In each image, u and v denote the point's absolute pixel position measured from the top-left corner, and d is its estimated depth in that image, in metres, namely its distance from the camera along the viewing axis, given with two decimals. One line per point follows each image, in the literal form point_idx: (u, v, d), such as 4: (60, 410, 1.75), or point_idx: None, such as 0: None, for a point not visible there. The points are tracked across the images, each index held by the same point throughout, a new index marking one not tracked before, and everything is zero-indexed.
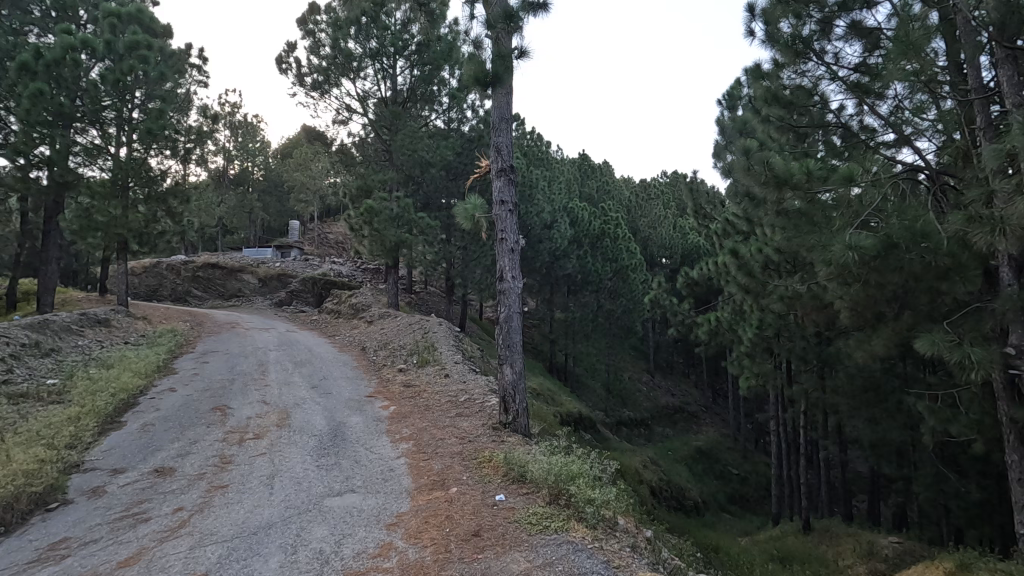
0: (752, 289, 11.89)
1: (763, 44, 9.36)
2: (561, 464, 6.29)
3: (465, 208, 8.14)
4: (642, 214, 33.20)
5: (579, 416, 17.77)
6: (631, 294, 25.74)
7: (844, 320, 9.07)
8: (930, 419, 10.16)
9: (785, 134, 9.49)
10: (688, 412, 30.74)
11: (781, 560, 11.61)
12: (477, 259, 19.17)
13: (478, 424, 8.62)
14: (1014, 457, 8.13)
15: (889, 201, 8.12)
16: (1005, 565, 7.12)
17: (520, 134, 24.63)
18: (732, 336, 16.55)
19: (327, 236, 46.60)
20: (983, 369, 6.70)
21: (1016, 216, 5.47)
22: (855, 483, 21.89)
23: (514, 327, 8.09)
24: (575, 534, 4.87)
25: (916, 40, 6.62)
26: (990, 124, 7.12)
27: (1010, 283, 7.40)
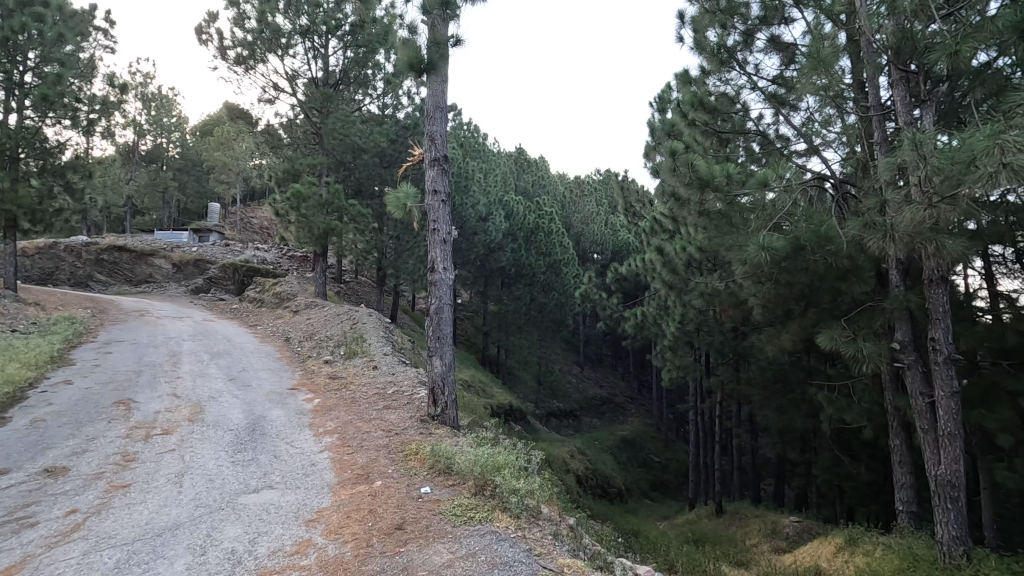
0: (676, 285, 12.46)
1: (691, 51, 9.78)
2: (487, 456, 6.32)
3: (397, 196, 7.97)
4: (575, 210, 33.80)
5: (509, 408, 17.97)
6: (563, 289, 26.22)
7: (757, 315, 9.73)
8: (829, 408, 11.09)
9: (709, 139, 9.92)
10: (614, 403, 31.86)
11: (695, 541, 12.33)
12: (410, 250, 18.83)
13: (405, 416, 8.51)
14: (897, 442, 9.01)
15: (799, 206, 8.72)
16: (887, 539, 7.91)
17: (457, 124, 24.39)
18: (657, 330, 17.27)
19: (250, 221, 44.19)
20: (873, 361, 7.37)
21: (904, 224, 5.98)
22: (764, 468, 23.55)
23: (445, 318, 8.05)
24: (499, 524, 4.92)
25: (826, 58, 7.11)
26: (885, 140, 7.82)
27: (899, 285, 8.17)
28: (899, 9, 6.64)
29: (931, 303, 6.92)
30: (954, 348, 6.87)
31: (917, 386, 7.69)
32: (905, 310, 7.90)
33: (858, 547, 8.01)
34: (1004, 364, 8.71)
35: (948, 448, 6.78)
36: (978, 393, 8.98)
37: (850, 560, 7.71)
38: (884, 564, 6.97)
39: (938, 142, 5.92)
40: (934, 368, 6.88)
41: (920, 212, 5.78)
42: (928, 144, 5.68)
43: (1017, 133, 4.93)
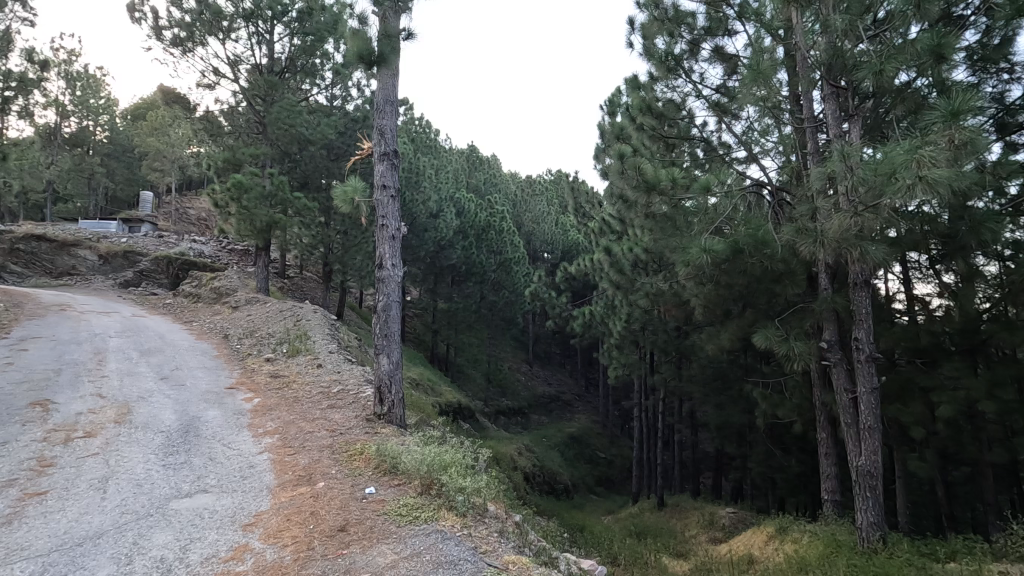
0: (623, 285, 12.77)
1: (640, 57, 10.03)
2: (433, 455, 6.27)
3: (344, 190, 7.78)
4: (527, 209, 33.99)
5: (458, 406, 17.89)
6: (513, 287, 26.31)
7: (698, 315, 10.10)
8: (763, 404, 11.67)
9: (656, 143, 10.21)
10: (562, 400, 32.30)
11: (638, 533, 12.69)
12: (358, 245, 18.25)
13: (351, 415, 8.33)
14: (823, 435, 9.56)
15: (738, 211, 9.13)
16: (813, 527, 8.40)
17: (408, 119, 24.02)
18: (605, 329, 17.62)
19: (186, 211, 41.96)
20: (803, 360, 7.80)
21: (832, 231, 6.35)
22: (704, 462, 24.50)
23: (392, 316, 7.92)
24: (444, 523, 4.89)
25: (766, 70, 7.46)
26: (817, 150, 8.28)
27: (827, 288, 8.68)
28: (832, 28, 7.05)
29: (854, 305, 7.39)
30: (874, 347, 7.36)
31: (841, 383, 8.18)
32: (832, 312, 8.39)
33: (787, 535, 8.48)
34: (918, 362, 9.43)
35: (868, 440, 7.26)
36: (894, 389, 9.69)
37: (780, 548, 8.14)
38: (811, 550, 7.39)
39: (863, 154, 6.34)
40: (857, 366, 7.35)
41: (847, 220, 6.19)
42: (855, 156, 6.09)
43: (932, 149, 5.35)
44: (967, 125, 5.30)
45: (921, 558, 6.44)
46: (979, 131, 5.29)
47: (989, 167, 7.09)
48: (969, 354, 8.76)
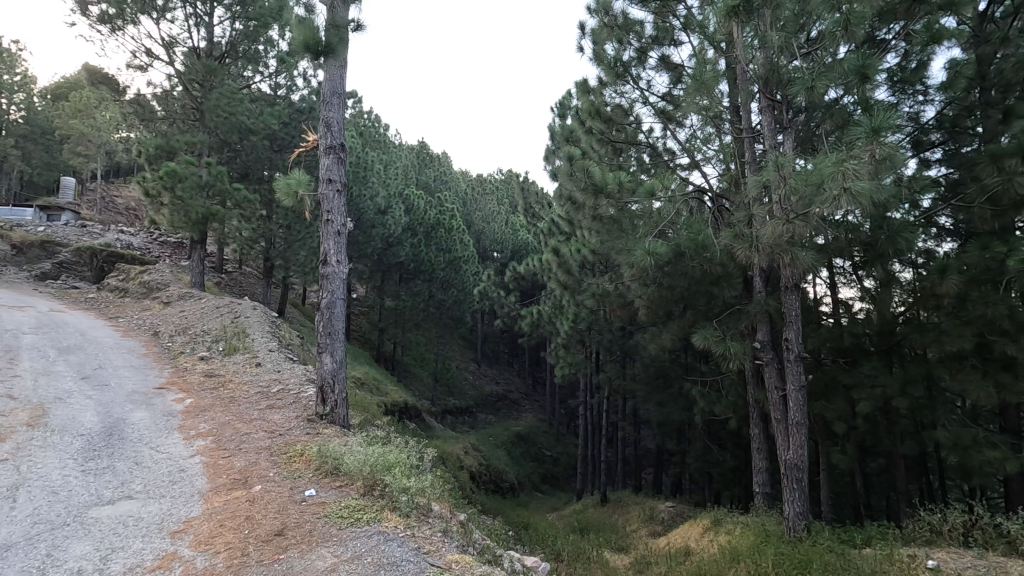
0: (570, 285, 12.97)
1: (591, 61, 10.24)
2: (377, 455, 6.17)
3: (288, 182, 7.54)
4: (477, 208, 33.92)
5: (403, 406, 17.64)
6: (462, 286, 26.20)
7: (641, 316, 10.40)
8: (701, 401, 12.15)
9: (604, 147, 10.43)
10: (510, 399, 32.45)
11: (581, 529, 12.92)
12: (302, 240, 17.58)
13: (291, 416, 8.06)
14: (756, 431, 10.06)
15: (681, 215, 9.48)
16: (745, 518, 8.83)
17: (356, 112, 23.47)
18: (552, 328, 17.85)
19: (113, 200, 39.34)
20: (738, 359, 8.18)
21: (766, 237, 6.70)
22: (645, 458, 25.25)
23: (337, 314, 7.75)
24: (387, 524, 4.82)
25: (708, 81, 7.77)
26: (754, 159, 8.69)
27: (761, 290, 9.14)
28: (769, 43, 7.43)
29: (785, 307, 7.81)
30: (803, 347, 7.80)
31: (773, 381, 8.62)
32: (765, 313, 8.85)
33: (721, 527, 8.87)
34: (840, 361, 10.09)
35: (795, 435, 7.69)
36: (820, 386, 10.32)
37: (714, 539, 8.50)
38: (742, 541, 7.76)
39: (796, 165, 6.73)
40: (787, 365, 7.77)
41: (780, 227, 6.54)
42: (788, 167, 6.45)
43: (856, 162, 5.74)
44: (887, 141, 5.73)
45: (840, 545, 6.90)
46: (898, 148, 5.73)
47: (905, 181, 7.68)
48: (886, 354, 9.46)
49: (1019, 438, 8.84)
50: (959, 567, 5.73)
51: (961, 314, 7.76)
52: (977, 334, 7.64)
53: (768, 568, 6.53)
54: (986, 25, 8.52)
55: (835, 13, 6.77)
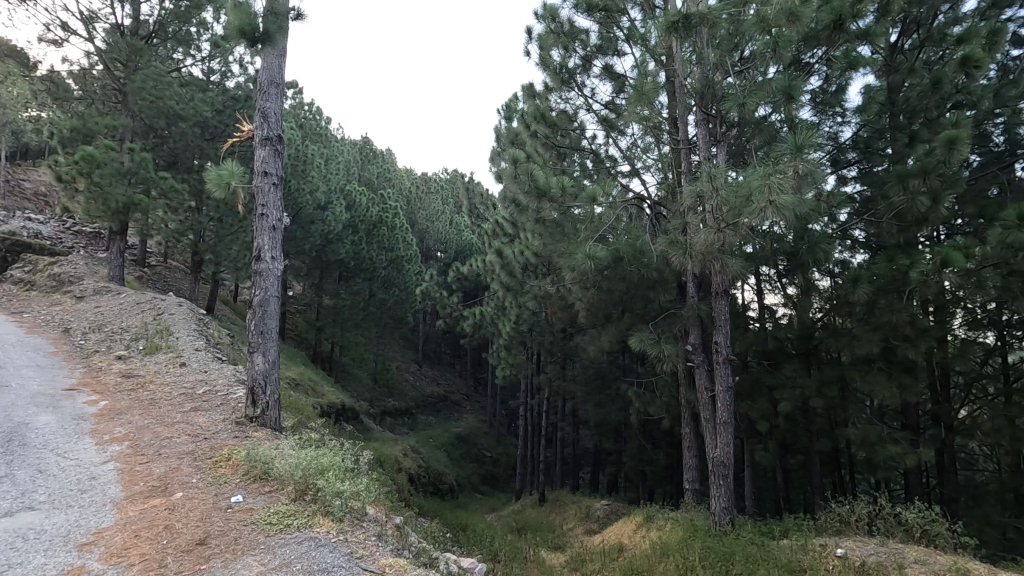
0: (513, 287, 13.04)
1: (536, 66, 10.36)
2: (310, 458, 5.98)
3: (219, 173, 7.21)
4: (421, 207, 33.53)
5: (340, 408, 17.15)
6: (404, 285, 25.79)
7: (581, 318, 10.62)
8: (637, 402, 12.54)
9: (549, 151, 10.57)
10: (451, 401, 32.25)
11: (519, 529, 13.01)
12: (234, 234, 16.65)
13: (217, 419, 7.67)
14: (687, 430, 10.48)
15: (620, 221, 9.78)
16: (676, 514, 9.18)
17: (296, 103, 22.65)
18: (494, 330, 17.90)
19: (20, 185, 36.02)
20: (671, 361, 8.51)
21: (699, 244, 7.00)
22: (583, 458, 25.77)
23: (270, 312, 7.49)
24: (319, 529, 4.68)
25: (648, 92, 8.04)
26: (690, 170, 9.06)
27: (694, 295, 9.55)
28: (705, 59, 7.78)
29: (716, 311, 8.19)
30: (731, 349, 8.21)
31: (703, 382, 9.01)
32: (697, 317, 9.25)
33: (653, 523, 9.18)
34: (765, 363, 10.69)
35: (722, 433, 8.08)
36: (746, 387, 10.89)
37: (646, 535, 8.79)
38: (672, 536, 8.07)
39: (728, 176, 7.07)
40: (716, 367, 8.15)
41: (712, 235, 6.85)
42: (720, 178, 6.77)
43: (781, 176, 6.11)
44: (809, 158, 6.13)
45: (761, 537, 7.31)
46: (819, 164, 6.13)
47: (824, 196, 8.24)
48: (805, 357, 10.11)
49: (917, 434, 9.68)
50: (863, 554, 6.21)
51: (870, 320, 8.41)
52: (884, 339, 8.29)
53: (695, 561, 6.82)
54: (896, 56, 9.29)
55: (765, 35, 7.18)
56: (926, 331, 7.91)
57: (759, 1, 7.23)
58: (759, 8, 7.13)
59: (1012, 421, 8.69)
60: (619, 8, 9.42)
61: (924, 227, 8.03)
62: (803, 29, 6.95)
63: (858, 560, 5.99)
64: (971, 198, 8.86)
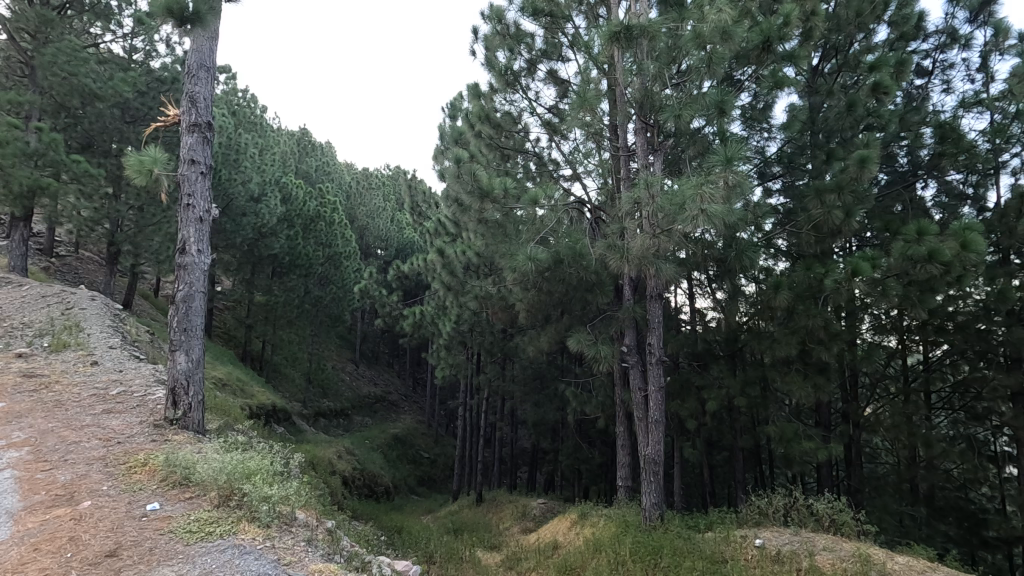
0: (453, 286, 12.96)
1: (482, 66, 10.37)
2: (236, 462, 5.72)
3: (140, 159, 6.78)
4: (361, 203, 32.74)
5: (271, 409, 16.45)
6: (342, 282, 25.09)
7: (521, 319, 10.73)
8: (574, 402, 12.80)
9: (492, 152, 10.62)
10: (388, 401, 31.68)
11: (455, 530, 12.95)
12: (156, 224, 15.53)
13: (133, 421, 7.18)
14: (621, 429, 10.80)
15: (561, 224, 9.97)
16: (609, 511, 9.43)
17: (229, 88, 21.55)
18: (434, 329, 17.75)
19: None
20: (607, 362, 8.75)
21: (636, 249, 7.24)
22: (521, 457, 26.04)
23: (194, 308, 7.13)
24: (244, 536, 4.48)
25: (591, 99, 8.22)
26: (629, 176, 9.34)
27: (630, 298, 9.87)
28: (645, 70, 8.06)
29: (650, 314, 8.50)
30: (663, 351, 8.53)
31: (636, 382, 9.32)
32: (632, 319, 9.56)
33: (587, 520, 9.39)
34: (694, 364, 11.19)
35: (654, 431, 8.38)
36: (676, 387, 11.34)
37: (580, 532, 8.97)
38: (605, 532, 8.29)
39: (664, 185, 7.36)
40: (649, 368, 8.45)
41: (648, 241, 7.10)
42: (656, 186, 7.09)
43: (713, 186, 6.43)
44: (738, 170, 6.47)
45: (687, 530, 7.65)
46: (747, 177, 6.49)
47: (750, 207, 8.74)
48: (730, 358, 10.67)
49: (828, 431, 10.43)
50: (779, 543, 6.62)
51: (789, 324, 8.97)
52: (801, 342, 8.89)
53: (626, 555, 7.04)
54: (818, 78, 9.99)
55: (700, 51, 7.54)
56: (837, 335, 8.55)
57: (696, 18, 7.57)
58: (695, 24, 7.47)
59: (910, 417, 9.57)
60: (564, 15, 9.59)
61: (837, 238, 8.68)
62: (735, 48, 7.34)
63: (774, 549, 6.39)
64: (879, 213, 9.66)
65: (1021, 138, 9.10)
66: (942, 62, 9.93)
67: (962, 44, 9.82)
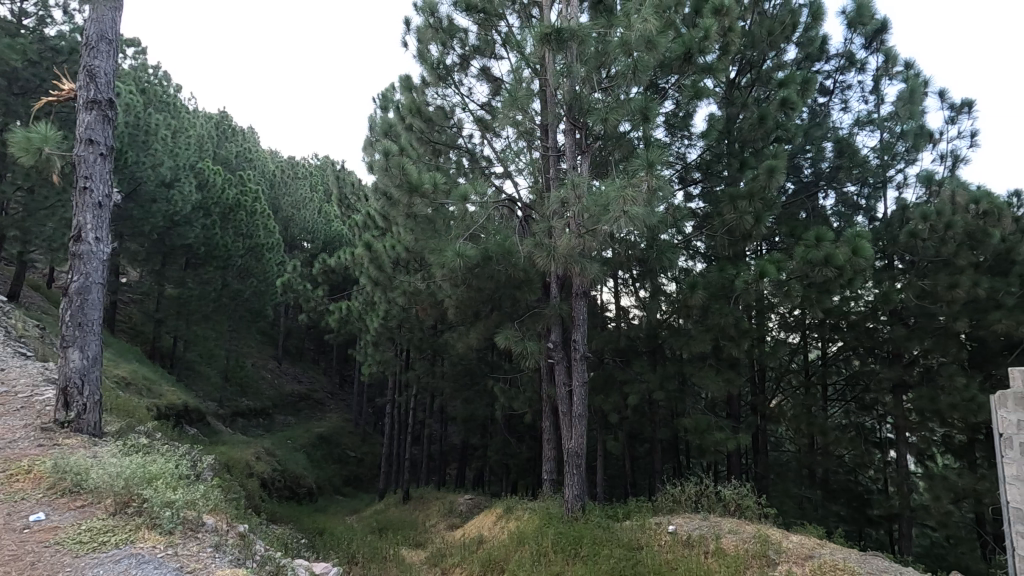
0: (381, 282, 12.58)
1: (414, 59, 10.24)
2: (136, 466, 5.33)
3: (27, 137, 6.16)
4: (286, 193, 31.28)
5: (182, 409, 15.41)
6: (264, 276, 23.89)
7: (450, 315, 10.73)
8: (502, 397, 12.93)
9: (423, 147, 10.49)
10: (313, 399, 30.55)
11: (380, 530, 12.70)
12: (49, 209, 14.11)
13: (16, 425, 6.50)
14: (547, 423, 11.06)
15: (491, 221, 10.03)
16: (534, 503, 9.64)
17: (138, 64, 19.94)
18: (361, 325, 17.33)
19: None
20: (533, 358, 8.91)
21: (562, 248, 7.40)
22: (451, 453, 25.98)
23: (91, 302, 6.60)
24: (142, 544, 4.20)
25: (522, 99, 8.30)
26: (558, 176, 9.51)
27: (556, 296, 10.11)
28: (574, 73, 8.24)
29: (575, 312, 8.74)
30: (587, 347, 8.78)
31: (561, 377, 9.57)
32: (558, 316, 9.80)
33: (512, 513, 9.53)
34: (617, 360, 11.57)
35: (577, 425, 8.65)
36: (600, 382, 11.69)
37: (505, 525, 9.09)
38: (528, 525, 8.45)
39: (590, 186, 7.55)
40: (573, 364, 8.68)
41: (573, 240, 7.26)
42: (582, 187, 7.31)
43: (636, 190, 6.71)
44: (658, 174, 6.76)
45: (606, 520, 7.96)
46: (666, 181, 6.81)
47: (670, 209, 9.20)
48: (650, 355, 11.14)
49: (738, 422, 11.15)
50: (689, 528, 7.01)
51: (704, 323, 9.49)
52: (714, 339, 9.44)
53: (548, 547, 7.23)
54: (735, 90, 10.57)
55: (626, 57, 7.79)
56: (746, 332, 9.16)
57: (624, 25, 7.85)
58: (623, 32, 7.76)
59: (807, 408, 10.44)
60: (497, 13, 9.65)
61: (748, 242, 9.31)
62: (659, 56, 7.67)
63: (685, 534, 6.77)
64: (785, 219, 10.42)
65: (905, 156, 10.06)
66: (842, 83, 10.84)
67: (858, 67, 10.76)
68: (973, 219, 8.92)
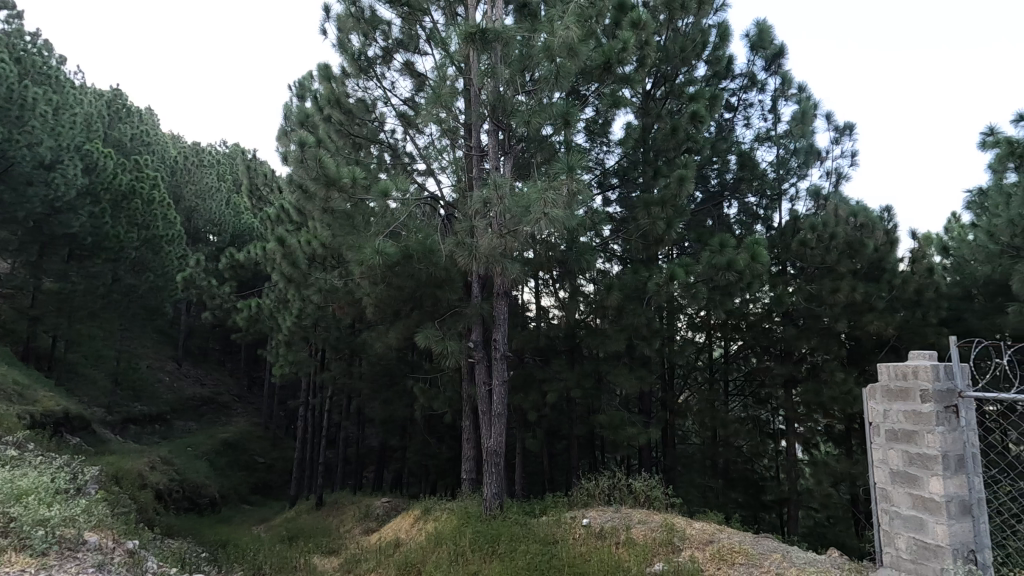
0: (294, 280, 11.86)
1: (333, 48, 9.88)
2: (1, 482, 4.75)
3: None
4: (189, 180, 29.04)
5: (62, 417, 13.88)
6: (163, 270, 22.03)
7: (369, 314, 10.44)
8: (422, 397, 12.76)
9: (343, 140, 10.10)
10: (218, 403, 28.58)
11: (291, 538, 12.13)
12: None
13: None
14: (467, 423, 11.06)
15: (412, 219, 9.85)
16: (453, 503, 9.60)
17: (12, 29, 17.74)
18: (272, 324, 16.44)
19: None
20: (453, 358, 8.87)
21: (484, 247, 7.38)
22: (369, 456, 25.28)
23: None
24: (7, 569, 3.74)
25: (446, 97, 8.25)
26: (481, 176, 9.54)
27: (477, 296, 10.12)
28: (499, 74, 8.28)
29: (496, 311, 8.80)
30: (507, 346, 8.87)
31: (482, 376, 9.60)
32: (479, 316, 9.83)
33: (430, 514, 9.44)
34: (537, 359, 11.75)
35: (497, 423, 8.72)
36: (520, 380, 11.84)
37: (422, 527, 8.98)
38: (446, 525, 8.40)
39: (512, 187, 7.62)
40: (493, 363, 8.74)
41: (495, 240, 7.27)
42: (505, 188, 7.35)
43: (557, 193, 6.87)
44: (578, 178, 6.94)
45: (524, 516, 8.09)
46: (586, 185, 7.01)
47: (589, 213, 9.50)
48: (569, 354, 11.44)
49: (649, 417, 11.71)
50: (602, 520, 7.28)
51: (619, 323, 9.88)
52: (628, 338, 9.85)
53: (465, 546, 7.23)
54: (650, 101, 11.08)
55: (550, 63, 7.94)
56: (657, 332, 9.64)
57: (547, 31, 8.02)
58: (546, 37, 7.93)
59: (710, 403, 11.17)
60: (422, 8, 9.53)
61: (660, 246, 9.78)
62: (580, 64, 7.88)
63: (598, 527, 7.03)
64: (694, 226, 11.08)
65: (798, 171, 11.03)
66: (745, 101, 11.70)
67: (759, 87, 11.65)
68: (853, 231, 9.95)
